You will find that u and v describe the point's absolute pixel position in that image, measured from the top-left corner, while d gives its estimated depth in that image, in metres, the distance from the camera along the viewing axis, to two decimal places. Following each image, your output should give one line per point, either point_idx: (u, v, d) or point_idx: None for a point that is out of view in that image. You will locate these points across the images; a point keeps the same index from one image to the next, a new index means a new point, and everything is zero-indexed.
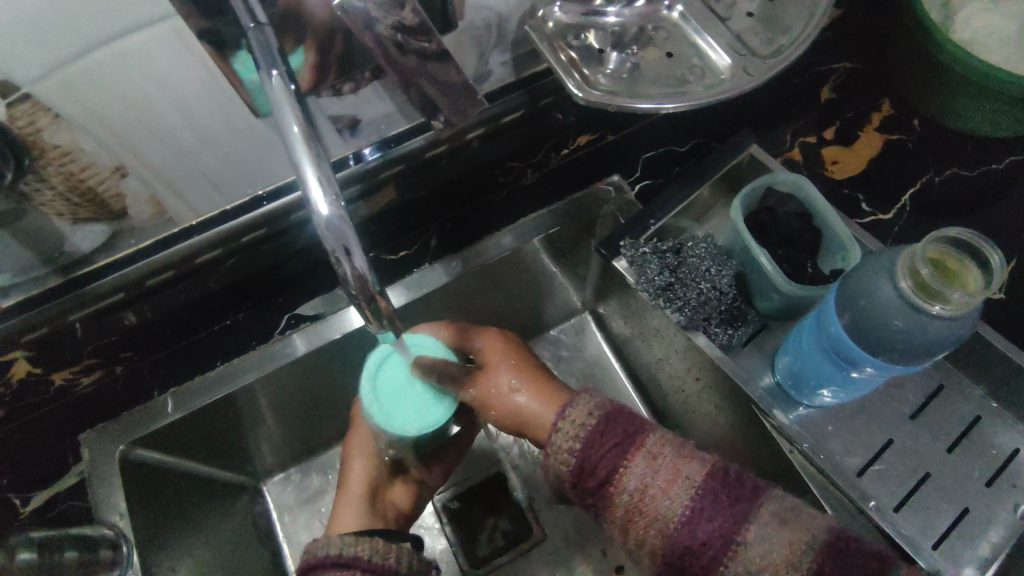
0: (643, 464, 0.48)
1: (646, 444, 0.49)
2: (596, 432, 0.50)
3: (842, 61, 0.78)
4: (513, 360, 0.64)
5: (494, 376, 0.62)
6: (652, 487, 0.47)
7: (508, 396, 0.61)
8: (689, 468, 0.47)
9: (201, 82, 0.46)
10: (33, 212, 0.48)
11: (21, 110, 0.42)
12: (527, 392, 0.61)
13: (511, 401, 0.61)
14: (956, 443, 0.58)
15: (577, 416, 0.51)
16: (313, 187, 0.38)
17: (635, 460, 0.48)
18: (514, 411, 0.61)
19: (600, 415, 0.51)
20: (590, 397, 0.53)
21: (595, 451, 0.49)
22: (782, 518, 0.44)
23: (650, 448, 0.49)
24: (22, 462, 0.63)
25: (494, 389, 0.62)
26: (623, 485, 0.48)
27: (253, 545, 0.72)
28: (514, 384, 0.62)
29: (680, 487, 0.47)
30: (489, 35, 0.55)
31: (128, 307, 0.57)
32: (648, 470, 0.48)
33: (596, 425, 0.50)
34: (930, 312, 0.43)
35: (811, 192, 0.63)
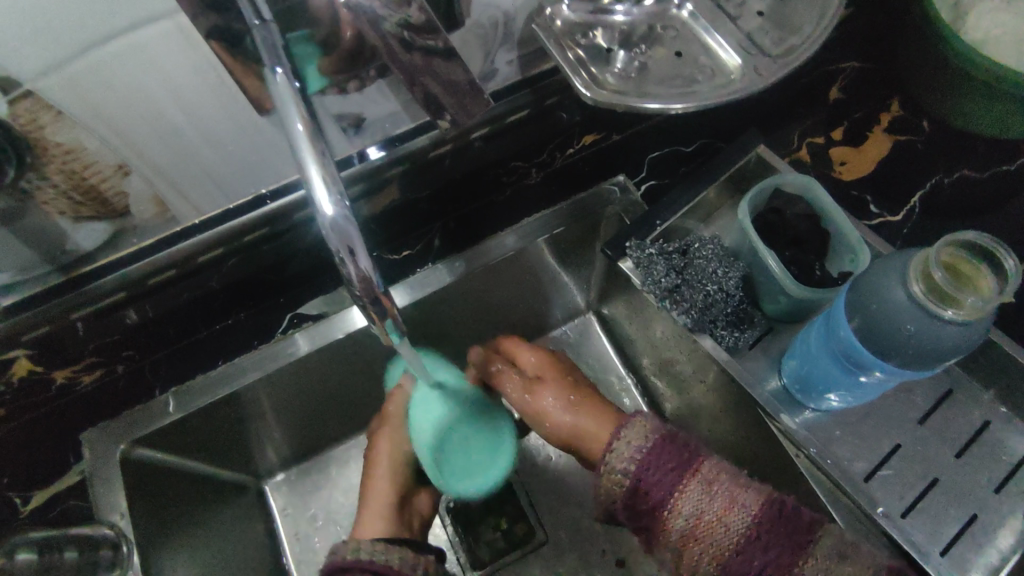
0: (700, 490, 0.49)
1: (703, 470, 0.50)
2: (654, 453, 0.51)
3: (851, 60, 0.76)
4: (565, 381, 0.68)
5: (546, 393, 0.67)
6: (709, 512, 0.47)
7: (557, 411, 0.66)
8: (744, 497, 0.48)
9: (205, 80, 0.45)
10: (36, 211, 0.48)
11: (24, 108, 0.42)
12: (579, 410, 0.65)
13: (561, 418, 0.65)
14: (965, 448, 0.57)
15: (633, 439, 0.52)
16: (317, 186, 0.37)
17: (691, 487, 0.49)
18: (562, 427, 0.65)
19: (654, 441, 0.52)
20: (643, 421, 0.54)
21: (652, 473, 0.50)
22: (838, 552, 0.45)
23: (706, 476, 0.49)
24: (23, 461, 0.62)
25: (543, 405, 0.67)
26: (676, 512, 0.48)
27: (256, 545, 0.72)
28: (570, 400, 0.66)
29: (737, 514, 0.47)
30: (496, 33, 0.54)
31: (128, 307, 0.57)
32: (705, 497, 0.48)
33: (651, 449, 0.51)
34: (943, 317, 0.43)
35: (820, 195, 0.63)
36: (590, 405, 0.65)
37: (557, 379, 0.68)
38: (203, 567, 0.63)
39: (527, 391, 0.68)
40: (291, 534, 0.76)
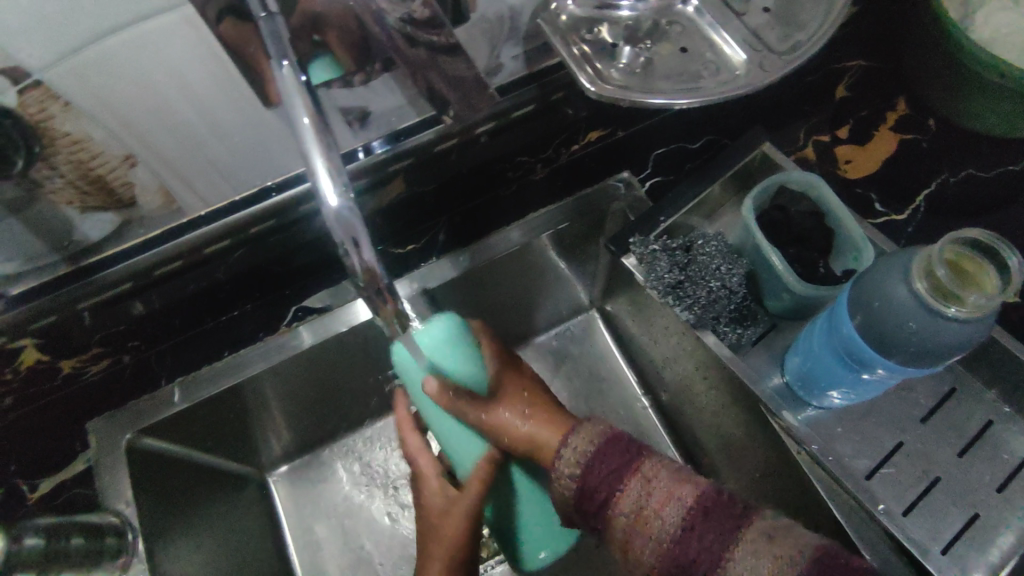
0: (640, 487, 0.47)
1: (642, 467, 0.48)
2: (598, 457, 0.49)
3: (859, 58, 0.75)
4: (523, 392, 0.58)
5: (500, 404, 0.55)
6: (647, 508, 0.45)
7: (512, 424, 0.54)
8: (680, 489, 0.46)
9: (207, 70, 0.49)
10: (43, 201, 0.49)
11: (33, 97, 0.46)
12: (533, 420, 0.55)
13: (515, 431, 0.54)
14: (968, 447, 0.57)
15: (577, 443, 0.51)
16: (322, 178, 0.37)
17: (631, 484, 0.47)
18: (512, 440, 0.54)
19: (599, 442, 0.50)
20: (591, 425, 0.53)
21: (595, 475, 0.49)
22: (771, 536, 0.42)
23: (645, 472, 0.47)
24: (30, 450, 0.63)
25: (498, 419, 0.55)
26: (618, 509, 0.47)
27: (258, 536, 0.72)
28: (524, 413, 0.56)
29: (673, 508, 0.45)
30: (501, 27, 0.57)
31: (134, 298, 0.56)
32: (643, 492, 0.46)
33: (595, 452, 0.50)
34: (946, 314, 0.43)
35: (824, 192, 0.63)
36: (545, 418, 0.56)
37: (514, 387, 0.57)
38: (207, 555, 0.64)
39: (480, 402, 0.54)
40: (295, 526, 0.77)
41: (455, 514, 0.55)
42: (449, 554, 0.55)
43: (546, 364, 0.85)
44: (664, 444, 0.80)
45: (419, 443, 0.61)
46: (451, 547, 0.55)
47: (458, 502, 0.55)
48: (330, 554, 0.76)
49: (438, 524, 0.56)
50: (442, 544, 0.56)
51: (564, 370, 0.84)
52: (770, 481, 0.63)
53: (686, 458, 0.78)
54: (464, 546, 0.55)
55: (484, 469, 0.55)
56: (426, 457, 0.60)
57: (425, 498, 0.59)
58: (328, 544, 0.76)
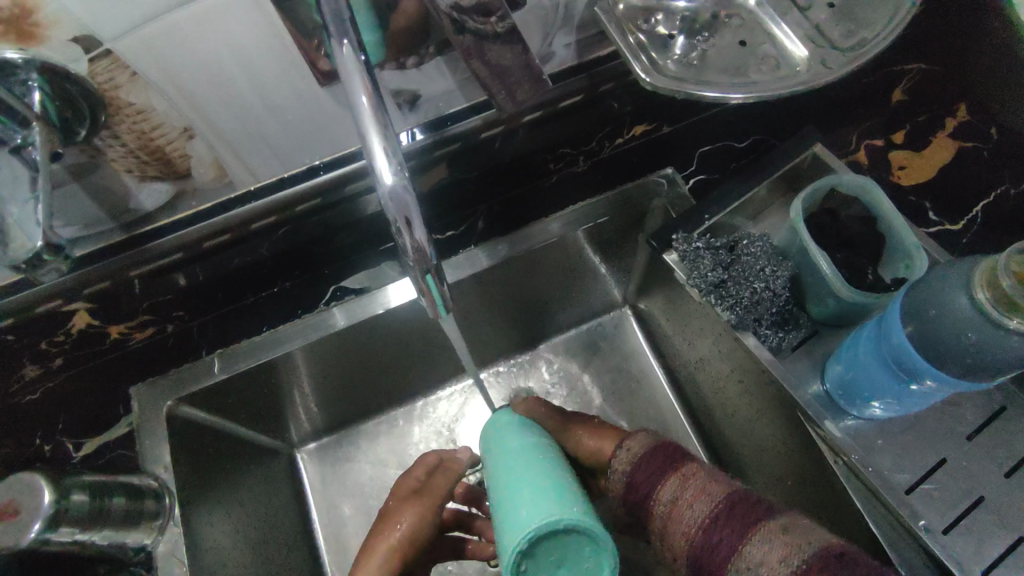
0: (677, 483, 0.47)
1: (682, 468, 0.48)
2: (645, 457, 0.51)
3: (916, 61, 0.71)
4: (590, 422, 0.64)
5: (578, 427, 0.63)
6: (681, 501, 0.45)
7: (584, 439, 0.62)
8: (714, 487, 0.45)
9: (271, 49, 0.48)
10: (104, 167, 0.51)
11: (102, 67, 0.45)
12: (600, 435, 0.62)
13: (586, 445, 0.61)
14: (1016, 469, 0.55)
15: (631, 445, 0.53)
16: (379, 156, 0.38)
17: (670, 479, 0.48)
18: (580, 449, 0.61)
19: (648, 446, 0.52)
20: (647, 435, 0.55)
21: (639, 471, 0.50)
22: (785, 527, 0.41)
23: (685, 471, 0.48)
24: (79, 409, 0.65)
25: (573, 438, 0.62)
26: (656, 501, 0.47)
27: (286, 508, 0.74)
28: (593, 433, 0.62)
29: (704, 500, 0.45)
30: (556, 15, 0.54)
31: (182, 269, 0.59)
32: (678, 487, 0.46)
33: (643, 453, 0.52)
34: (1007, 327, 0.41)
35: (878, 196, 0.61)
36: (612, 434, 0.61)
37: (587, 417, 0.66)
38: (235, 525, 0.65)
39: (556, 420, 0.64)
40: (320, 503, 0.78)
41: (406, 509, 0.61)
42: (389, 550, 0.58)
43: (577, 358, 0.84)
44: (693, 446, 0.78)
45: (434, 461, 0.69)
46: (385, 552, 0.58)
47: (407, 506, 0.60)
48: (353, 534, 0.76)
49: (386, 519, 0.60)
50: (395, 511, 0.61)
51: (593, 364, 0.83)
52: (803, 491, 0.62)
53: (716, 462, 0.77)
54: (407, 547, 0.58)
55: (442, 483, 0.63)
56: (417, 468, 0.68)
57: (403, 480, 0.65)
58: (350, 523, 0.77)
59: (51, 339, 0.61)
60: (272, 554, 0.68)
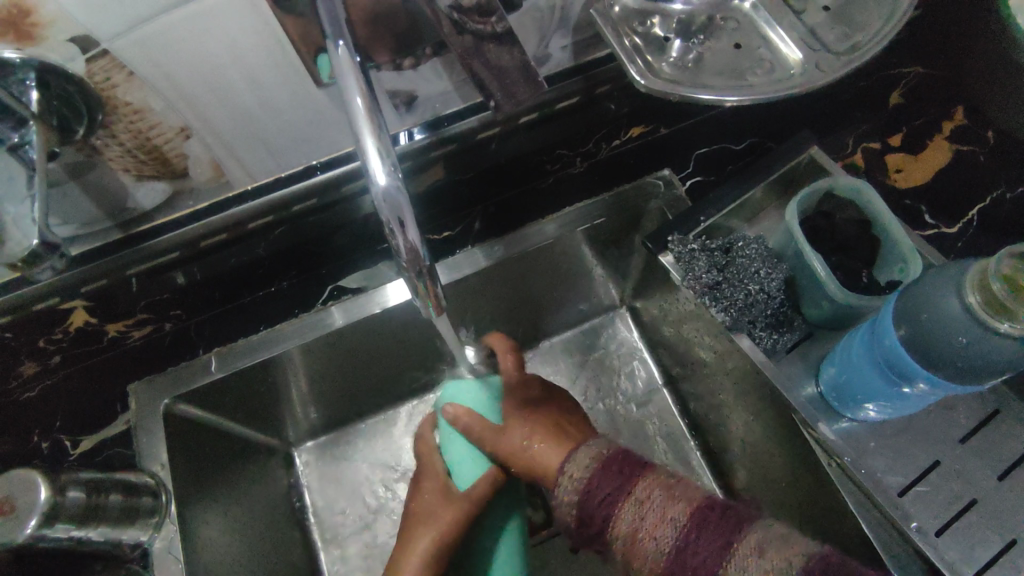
0: (634, 511, 0.43)
1: (635, 490, 0.44)
2: (594, 481, 0.46)
3: (914, 65, 0.71)
4: (532, 415, 0.58)
5: (508, 430, 0.58)
6: (640, 534, 0.42)
7: (518, 448, 0.56)
8: (673, 509, 0.42)
9: (268, 51, 0.48)
10: (102, 165, 0.51)
11: (99, 66, 0.46)
12: (540, 441, 0.55)
13: (522, 455, 0.55)
14: (1009, 471, 0.55)
15: (573, 470, 0.48)
16: (372, 157, 0.38)
17: (625, 508, 0.43)
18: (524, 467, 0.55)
19: (596, 466, 0.47)
20: (590, 449, 0.50)
21: (589, 500, 0.45)
22: (762, 547, 0.39)
23: (638, 495, 0.43)
24: (77, 407, 0.66)
25: (505, 443, 0.57)
26: (615, 533, 0.43)
27: (283, 508, 0.74)
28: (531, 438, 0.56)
29: (665, 529, 0.41)
30: (553, 18, 0.55)
31: (179, 267, 0.59)
32: (636, 516, 0.42)
33: (592, 475, 0.47)
34: (998, 329, 0.41)
35: (874, 200, 0.61)
36: (555, 438, 0.55)
37: (528, 412, 0.59)
38: (232, 523, 0.65)
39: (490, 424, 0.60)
40: (316, 501, 0.78)
41: (443, 516, 0.57)
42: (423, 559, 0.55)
43: (574, 358, 0.84)
44: (689, 446, 0.78)
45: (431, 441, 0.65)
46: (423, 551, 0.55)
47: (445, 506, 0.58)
48: (350, 532, 0.76)
49: (423, 518, 0.58)
50: (426, 515, 0.58)
51: (590, 365, 0.84)
52: (797, 493, 0.62)
53: (711, 463, 0.77)
54: (441, 554, 0.56)
55: (485, 489, 0.59)
56: (431, 458, 0.64)
57: (422, 483, 0.62)
58: (347, 521, 0.77)
59: (49, 337, 0.61)
60: (268, 553, 0.68)
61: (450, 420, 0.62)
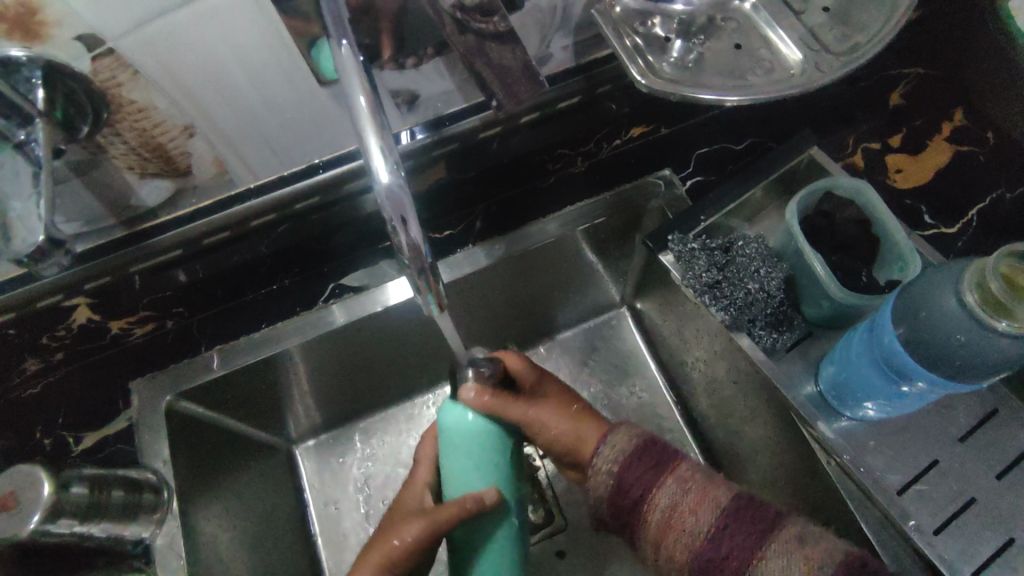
0: (676, 486, 0.46)
1: (677, 468, 0.47)
2: (636, 456, 0.48)
3: (914, 66, 0.72)
4: (555, 395, 0.58)
5: (532, 402, 0.55)
6: (682, 506, 0.45)
7: (550, 422, 0.54)
8: (715, 491, 0.45)
9: (271, 50, 0.48)
10: (106, 163, 0.52)
11: (104, 65, 0.46)
12: (570, 421, 0.56)
13: (554, 430, 0.54)
14: (1007, 471, 0.55)
15: (615, 442, 0.50)
16: (376, 155, 0.38)
17: (667, 482, 0.46)
18: (554, 437, 0.55)
19: (636, 443, 0.49)
20: (628, 427, 0.52)
21: (630, 471, 0.47)
22: (802, 538, 0.41)
23: (682, 473, 0.46)
24: (80, 403, 0.66)
25: (536, 414, 0.54)
26: (653, 505, 0.46)
27: (284, 505, 0.74)
28: (563, 412, 0.56)
29: (707, 507, 0.44)
30: (553, 18, 0.56)
31: (182, 265, 0.59)
32: (677, 491, 0.45)
33: (632, 451, 0.49)
34: (996, 328, 0.41)
35: (873, 199, 0.61)
36: (583, 419, 0.56)
37: (544, 390, 0.58)
38: (233, 520, 0.66)
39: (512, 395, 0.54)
40: (317, 499, 0.78)
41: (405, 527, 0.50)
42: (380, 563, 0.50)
43: (575, 357, 0.85)
44: (689, 445, 0.79)
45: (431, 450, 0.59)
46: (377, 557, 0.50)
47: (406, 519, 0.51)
48: (350, 529, 0.76)
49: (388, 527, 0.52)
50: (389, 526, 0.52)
51: (591, 364, 0.84)
52: (796, 491, 0.62)
53: (711, 462, 0.77)
54: (400, 562, 0.50)
55: (452, 514, 0.48)
56: (427, 468, 0.58)
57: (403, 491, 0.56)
58: (348, 519, 0.77)
59: (52, 334, 0.62)
60: (270, 550, 0.69)
61: (467, 407, 0.51)
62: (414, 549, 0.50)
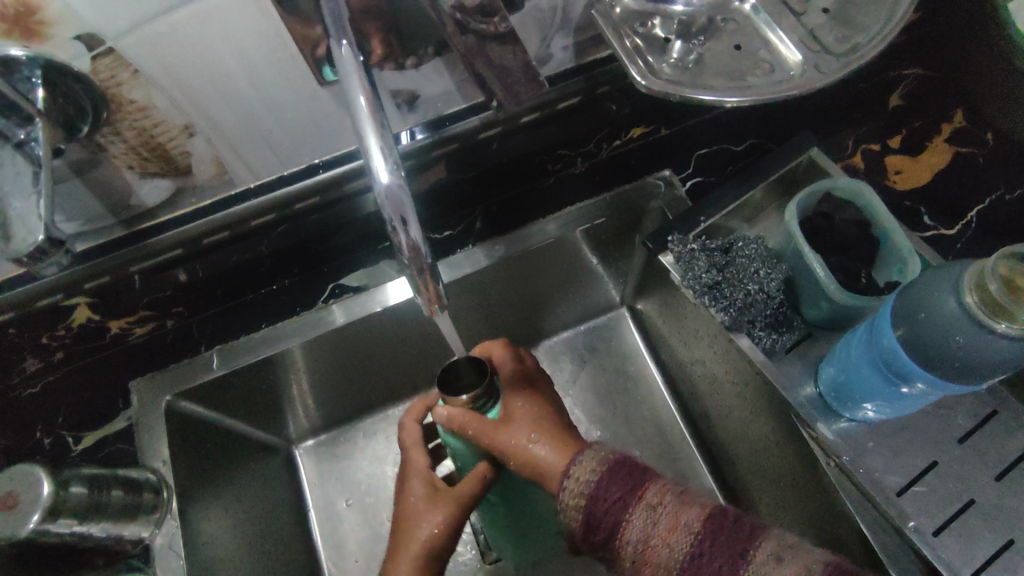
0: (645, 516, 0.44)
1: (647, 494, 0.45)
2: (604, 486, 0.46)
3: (915, 66, 0.70)
4: (535, 414, 0.55)
5: (508, 428, 0.54)
6: (653, 539, 0.43)
7: (523, 446, 0.52)
8: (687, 514, 0.43)
9: (272, 50, 0.49)
10: (106, 163, 0.52)
11: (104, 64, 0.46)
12: (542, 442, 0.53)
13: (526, 454, 0.52)
14: (1006, 472, 0.55)
15: (580, 473, 0.47)
16: (375, 156, 0.38)
17: (636, 513, 0.44)
18: (524, 464, 0.52)
19: (604, 469, 0.47)
20: (596, 451, 0.49)
21: (598, 504, 0.45)
22: (780, 555, 0.40)
23: (651, 499, 0.44)
24: (79, 403, 0.66)
25: (507, 442, 0.53)
26: (625, 539, 0.44)
27: (284, 505, 0.74)
28: (535, 436, 0.53)
29: (680, 535, 0.42)
30: (554, 18, 0.56)
31: (182, 264, 0.59)
32: (648, 522, 0.43)
33: (599, 480, 0.46)
34: (995, 330, 0.41)
35: (872, 201, 0.61)
36: (556, 438, 0.53)
37: (518, 404, 0.56)
38: (233, 520, 0.66)
39: (489, 424, 0.54)
40: (316, 498, 0.78)
41: (433, 513, 0.54)
42: (417, 557, 0.52)
43: (574, 357, 0.85)
44: (689, 446, 0.79)
45: (417, 433, 0.60)
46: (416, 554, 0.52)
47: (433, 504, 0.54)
48: (349, 529, 0.76)
49: (413, 518, 0.54)
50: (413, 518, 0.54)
51: (590, 365, 0.84)
52: (795, 492, 0.62)
53: (710, 463, 0.77)
54: (437, 551, 0.53)
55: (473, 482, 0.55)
56: (417, 452, 0.59)
57: (407, 488, 0.57)
58: (347, 519, 0.77)
59: (52, 333, 0.62)
60: (269, 551, 0.69)
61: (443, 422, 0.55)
62: (446, 533, 0.53)
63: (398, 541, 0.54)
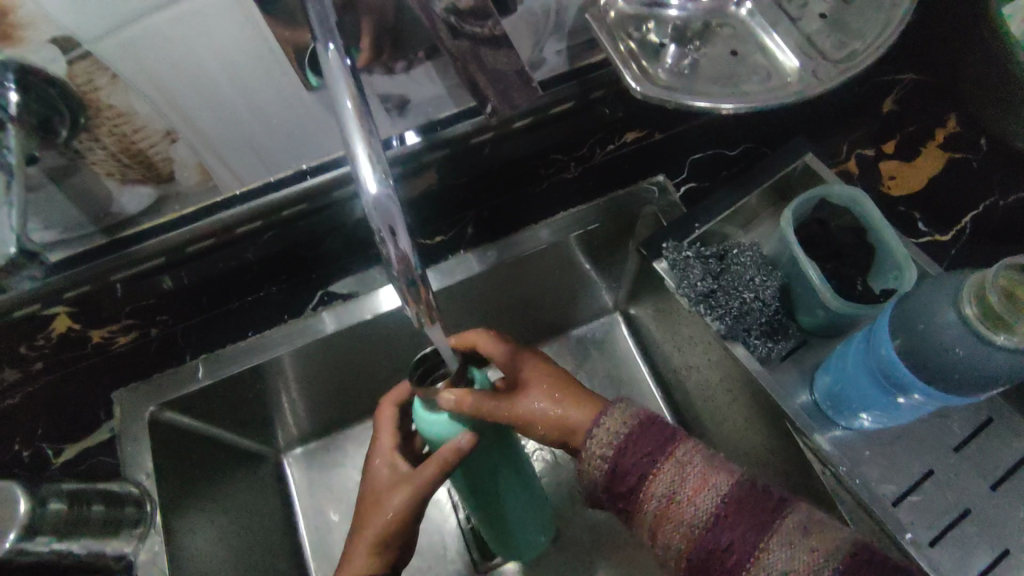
0: (673, 472, 0.44)
1: (677, 451, 0.45)
2: (633, 439, 0.46)
3: (905, 72, 0.72)
4: (550, 374, 0.57)
5: (522, 396, 0.55)
6: (681, 494, 0.43)
7: (541, 411, 0.54)
8: (715, 477, 0.43)
9: (256, 53, 0.48)
10: (84, 170, 0.50)
11: (81, 68, 0.45)
12: (560, 406, 0.54)
13: (544, 418, 0.54)
14: (1002, 481, 0.55)
15: (611, 425, 0.48)
16: (363, 163, 0.37)
17: (665, 468, 0.45)
18: (541, 426, 0.54)
19: (633, 424, 0.48)
20: (625, 406, 0.50)
21: (626, 455, 0.46)
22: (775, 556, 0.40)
23: (680, 456, 0.45)
24: (58, 415, 0.64)
25: (525, 408, 0.54)
26: (650, 493, 0.44)
27: (271, 515, 0.73)
28: (552, 398, 0.55)
29: (707, 494, 0.43)
30: (548, 22, 0.56)
31: (166, 272, 0.57)
32: (676, 478, 0.44)
33: (628, 434, 0.47)
34: (994, 342, 0.41)
35: (869, 209, 0.60)
36: (572, 401, 0.55)
37: (534, 370, 0.57)
38: (220, 531, 0.64)
39: (501, 397, 0.53)
40: (306, 508, 0.77)
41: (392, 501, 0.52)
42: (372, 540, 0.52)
43: (567, 363, 0.84)
44: None
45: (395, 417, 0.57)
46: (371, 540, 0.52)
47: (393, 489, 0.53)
48: (339, 541, 0.75)
49: (374, 501, 0.54)
50: (374, 506, 0.53)
51: (584, 371, 0.83)
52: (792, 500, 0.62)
53: None
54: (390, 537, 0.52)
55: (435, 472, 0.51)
56: (392, 434, 0.57)
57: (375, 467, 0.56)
58: (337, 529, 0.76)
59: (30, 343, 0.60)
60: (256, 562, 0.67)
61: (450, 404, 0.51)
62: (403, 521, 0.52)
63: (358, 524, 0.54)
